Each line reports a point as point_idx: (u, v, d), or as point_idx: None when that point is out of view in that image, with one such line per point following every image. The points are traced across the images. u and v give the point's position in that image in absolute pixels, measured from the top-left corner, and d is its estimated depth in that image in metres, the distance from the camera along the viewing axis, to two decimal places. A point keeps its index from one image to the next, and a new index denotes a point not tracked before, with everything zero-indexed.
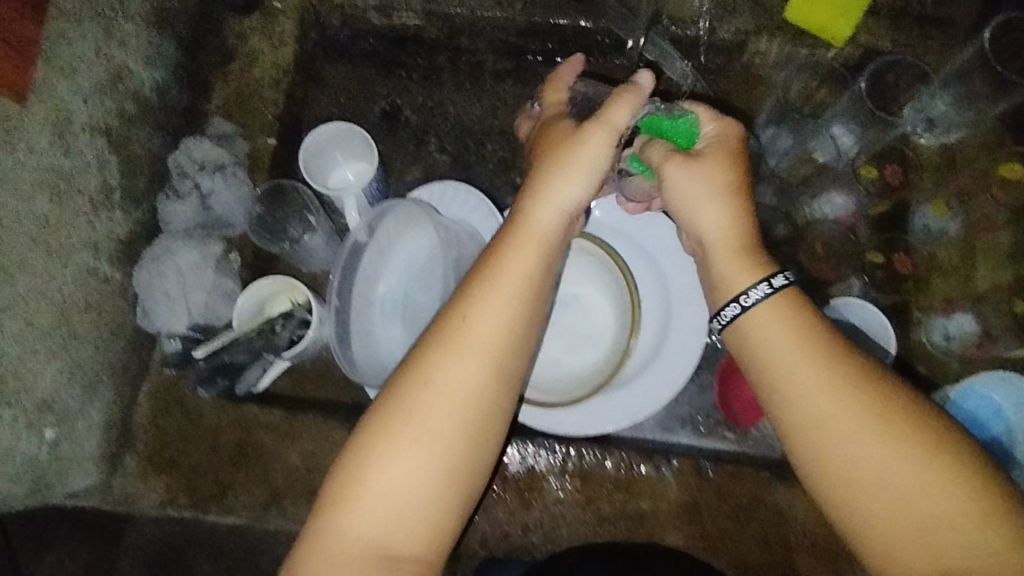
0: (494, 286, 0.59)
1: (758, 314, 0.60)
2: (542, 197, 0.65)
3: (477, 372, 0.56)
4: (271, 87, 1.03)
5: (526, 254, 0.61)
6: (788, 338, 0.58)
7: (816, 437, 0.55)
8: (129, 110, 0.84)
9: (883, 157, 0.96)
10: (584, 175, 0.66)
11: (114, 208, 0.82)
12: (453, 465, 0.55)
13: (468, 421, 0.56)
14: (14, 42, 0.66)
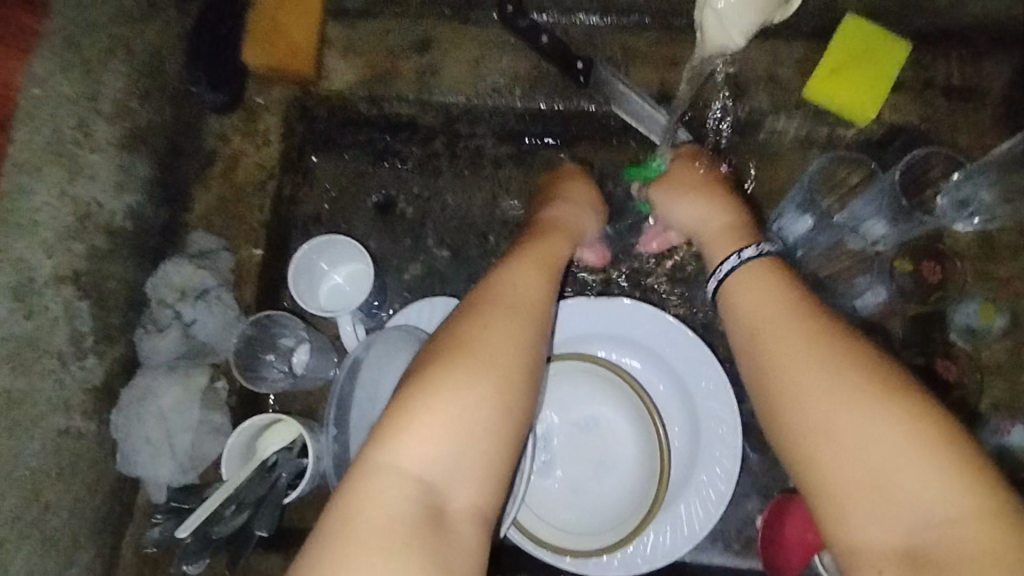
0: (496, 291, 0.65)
1: (740, 277, 0.67)
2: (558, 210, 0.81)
3: (501, 332, 0.61)
4: (256, 191, 0.96)
5: (538, 261, 0.70)
6: (771, 299, 0.63)
7: (806, 407, 0.57)
8: (100, 247, 0.77)
9: (919, 250, 0.90)
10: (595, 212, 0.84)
11: (87, 357, 0.75)
12: (485, 423, 0.57)
13: (501, 378, 0.58)
14: None
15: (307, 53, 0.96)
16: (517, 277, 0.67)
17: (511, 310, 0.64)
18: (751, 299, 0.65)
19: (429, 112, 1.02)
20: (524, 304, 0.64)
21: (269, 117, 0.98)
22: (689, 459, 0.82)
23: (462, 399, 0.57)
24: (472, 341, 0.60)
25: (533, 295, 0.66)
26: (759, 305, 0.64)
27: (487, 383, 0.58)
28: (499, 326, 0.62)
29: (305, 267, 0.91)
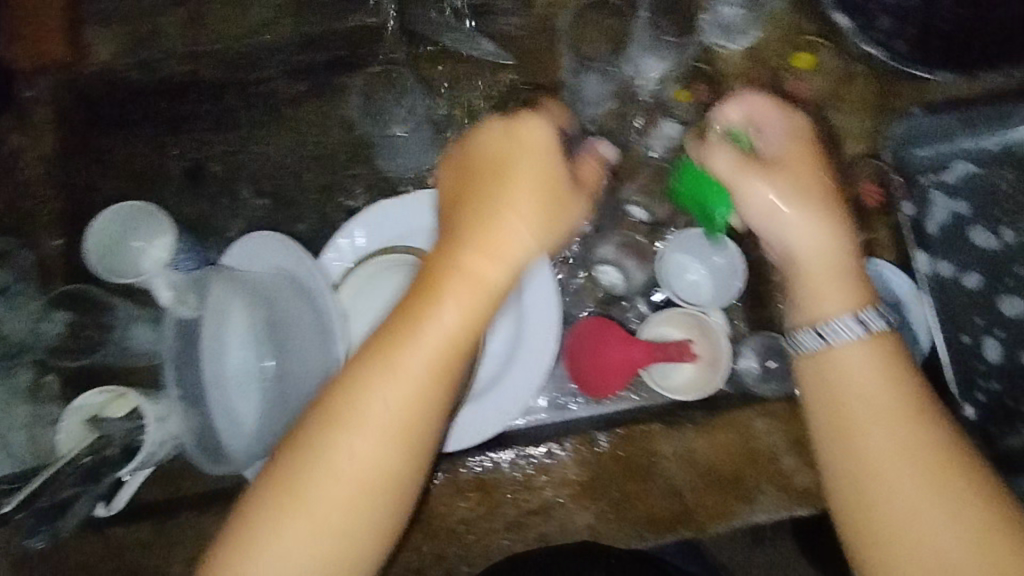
0: (374, 404, 0.57)
1: (844, 353, 0.63)
2: (486, 237, 0.59)
3: (379, 448, 0.57)
4: (41, 183, 0.95)
5: (445, 301, 0.58)
6: (878, 375, 0.62)
7: (891, 486, 0.59)
8: None
9: (689, 77, 0.96)
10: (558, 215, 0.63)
11: None
12: (371, 488, 0.57)
13: (356, 494, 0.57)
14: None
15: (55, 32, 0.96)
16: (389, 389, 0.57)
17: (388, 388, 0.57)
18: (861, 371, 0.62)
19: (205, 64, 1.01)
20: (406, 406, 0.57)
21: (41, 107, 0.96)
22: (514, 329, 0.87)
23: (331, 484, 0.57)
24: (366, 418, 0.57)
25: (533, 246, 0.60)
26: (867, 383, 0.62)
27: (390, 438, 0.57)
28: (377, 433, 0.57)
29: (116, 245, 0.91)
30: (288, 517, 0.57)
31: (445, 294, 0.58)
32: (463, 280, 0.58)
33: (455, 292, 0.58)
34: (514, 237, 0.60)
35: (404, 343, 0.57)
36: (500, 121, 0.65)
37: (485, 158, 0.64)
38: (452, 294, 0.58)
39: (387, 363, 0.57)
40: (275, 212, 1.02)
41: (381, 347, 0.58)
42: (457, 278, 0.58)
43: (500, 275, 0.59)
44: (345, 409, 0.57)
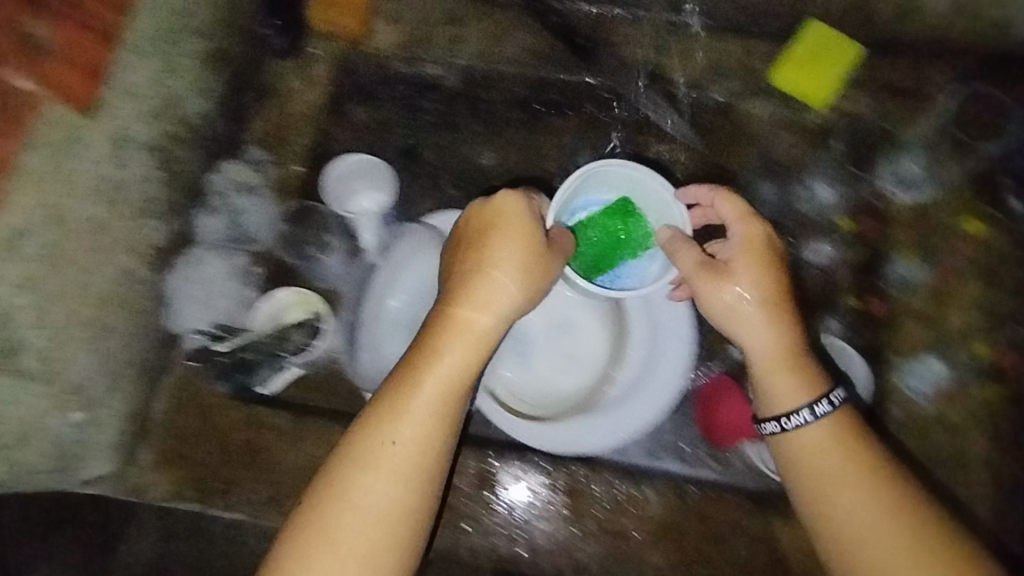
0: (382, 454, 0.68)
1: (813, 436, 0.72)
2: (460, 297, 0.74)
3: (388, 492, 0.67)
4: (304, 125, 1.14)
5: (424, 389, 0.70)
6: (843, 470, 0.70)
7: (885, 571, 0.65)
8: (180, 135, 0.95)
9: (859, 210, 1.07)
10: (505, 293, 0.74)
11: (160, 218, 0.92)
12: (394, 500, 0.67)
13: (393, 500, 0.67)
14: (79, 63, 0.75)
15: (352, 10, 1.15)
16: (420, 405, 0.70)
17: (382, 458, 0.68)
18: (813, 435, 0.72)
19: (453, 74, 1.19)
20: (422, 437, 0.69)
21: (320, 63, 1.17)
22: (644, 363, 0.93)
23: (350, 535, 0.65)
24: (351, 505, 0.66)
25: (883, 523, 0.67)
26: (829, 461, 0.71)
27: (384, 544, 0.66)
28: (396, 477, 0.68)
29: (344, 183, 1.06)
30: (322, 549, 0.65)
31: (445, 346, 0.72)
32: (450, 340, 0.72)
33: (425, 386, 0.70)
34: (837, 463, 0.70)
35: (366, 460, 0.67)
36: (481, 199, 0.79)
37: (822, 446, 0.72)
38: (427, 382, 0.71)
39: (421, 466, 0.69)
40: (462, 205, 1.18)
41: (411, 363, 0.72)
42: (460, 333, 0.73)
43: (482, 318, 0.73)
44: (352, 450, 0.68)
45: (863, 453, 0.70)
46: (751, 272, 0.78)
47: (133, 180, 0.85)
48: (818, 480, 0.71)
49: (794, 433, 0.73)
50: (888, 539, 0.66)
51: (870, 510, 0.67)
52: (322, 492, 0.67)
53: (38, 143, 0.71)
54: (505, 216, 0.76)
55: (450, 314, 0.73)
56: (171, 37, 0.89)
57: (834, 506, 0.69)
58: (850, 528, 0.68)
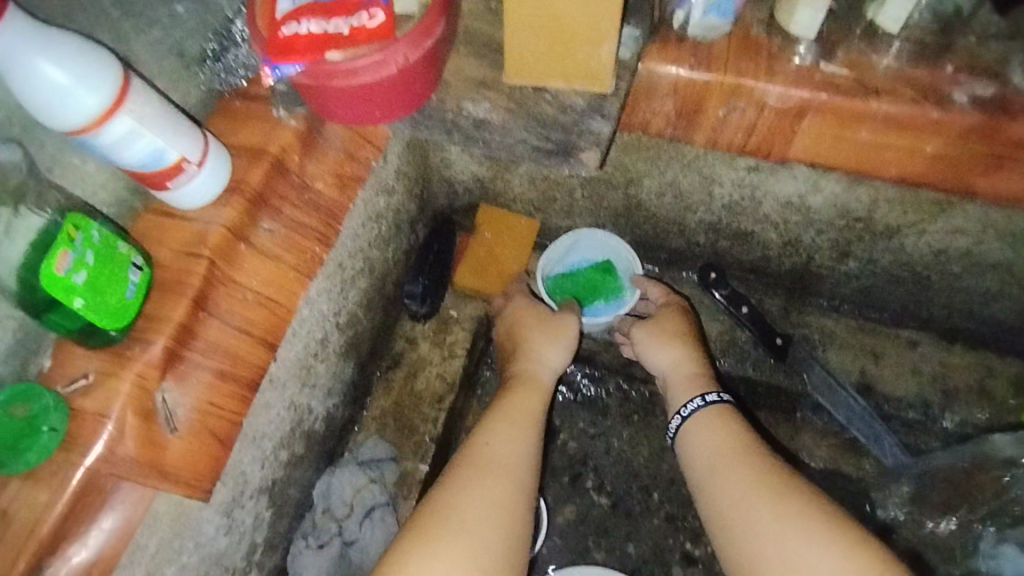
0: (486, 455, 0.72)
1: (698, 418, 0.78)
2: (524, 357, 0.88)
3: (498, 494, 0.69)
4: (432, 402, 0.95)
5: (502, 430, 0.76)
6: (725, 443, 0.73)
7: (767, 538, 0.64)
8: (298, 451, 0.76)
9: None
10: (562, 350, 0.90)
11: (252, 568, 0.71)
12: (501, 519, 0.67)
13: (505, 478, 0.71)
14: (220, 434, 0.59)
15: (511, 278, 1.01)
16: (506, 433, 0.75)
17: (494, 468, 0.71)
18: (703, 429, 0.77)
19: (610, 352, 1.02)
20: (515, 463, 0.73)
21: (458, 329, 1.00)
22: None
23: (474, 529, 0.65)
24: (461, 520, 0.66)
25: (764, 504, 0.66)
26: (707, 436, 0.76)
27: (495, 545, 0.65)
28: (498, 477, 0.70)
29: None
30: (444, 540, 0.64)
31: (497, 420, 0.77)
32: (528, 399, 0.81)
33: (504, 418, 0.77)
34: (722, 435, 0.75)
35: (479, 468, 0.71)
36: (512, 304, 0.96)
37: (705, 444, 0.75)
38: (507, 422, 0.77)
39: (516, 473, 0.72)
40: (610, 517, 0.95)
41: (502, 407, 0.79)
42: (528, 386, 0.84)
43: (546, 372, 0.87)
44: (456, 475, 0.70)
45: (756, 461, 0.70)
46: (678, 323, 0.90)
47: (237, 542, 0.66)
48: (713, 451, 0.74)
49: (690, 414, 0.80)
50: (797, 524, 0.63)
51: (764, 479, 0.68)
52: (436, 504, 0.67)
53: (134, 555, 0.53)
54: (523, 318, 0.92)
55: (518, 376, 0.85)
56: (317, 348, 0.73)
57: (722, 478, 0.70)
58: (749, 510, 0.66)
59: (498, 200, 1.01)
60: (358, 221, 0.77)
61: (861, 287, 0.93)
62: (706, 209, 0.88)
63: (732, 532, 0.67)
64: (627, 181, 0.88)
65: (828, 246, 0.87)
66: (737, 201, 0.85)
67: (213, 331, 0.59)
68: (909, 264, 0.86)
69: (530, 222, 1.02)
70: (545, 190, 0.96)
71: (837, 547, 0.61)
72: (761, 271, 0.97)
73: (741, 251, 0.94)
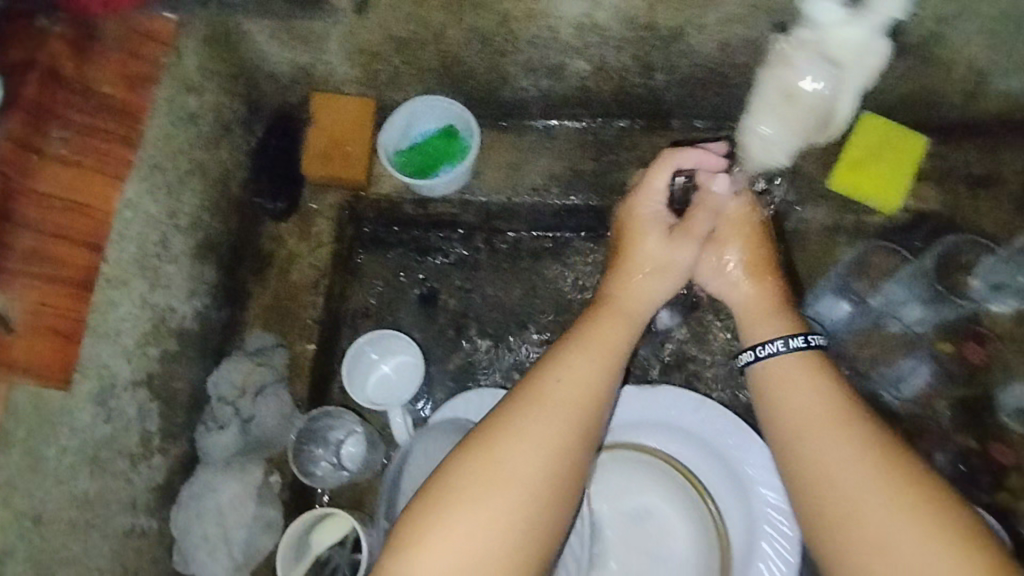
0: (551, 389, 0.65)
1: (779, 362, 0.71)
2: (624, 279, 0.77)
3: (533, 453, 0.62)
4: (309, 289, 1.01)
5: (587, 360, 0.68)
6: (816, 397, 0.67)
7: (862, 514, 0.60)
8: (172, 349, 0.82)
9: (958, 332, 0.90)
10: (672, 271, 0.78)
11: (153, 454, 0.79)
12: (547, 478, 0.62)
13: (563, 435, 0.64)
14: (63, 329, 0.64)
15: (360, 161, 1.03)
16: (586, 365, 0.67)
17: (556, 408, 0.65)
18: (803, 393, 0.68)
19: (471, 211, 1.07)
20: (572, 407, 0.65)
21: (321, 220, 1.04)
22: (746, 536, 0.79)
23: (512, 486, 0.60)
24: (506, 462, 0.61)
25: (876, 493, 0.61)
26: (800, 400, 0.68)
27: (528, 508, 0.60)
28: (561, 414, 0.64)
29: (361, 360, 0.94)
30: (492, 492, 0.60)
31: (584, 350, 0.69)
32: (608, 329, 0.71)
33: (588, 348, 0.69)
34: (810, 396, 0.68)
35: (545, 401, 0.65)
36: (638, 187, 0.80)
37: (788, 379, 0.70)
38: (588, 354, 0.68)
39: (580, 417, 0.65)
40: (495, 354, 1.06)
41: (585, 334, 0.70)
42: (614, 311, 0.74)
43: (637, 301, 0.75)
44: (512, 409, 0.64)
45: (863, 439, 0.64)
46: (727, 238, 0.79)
47: (123, 430, 0.73)
48: (806, 411, 0.67)
49: (768, 359, 0.72)
50: (886, 506, 0.60)
51: (870, 472, 0.62)
52: (484, 439, 0.63)
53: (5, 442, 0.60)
54: (636, 213, 0.80)
55: (616, 295, 0.75)
56: (156, 249, 0.77)
57: (810, 443, 0.65)
58: (835, 467, 0.63)
59: (329, 85, 1.02)
60: (167, 122, 0.79)
61: (678, 97, 0.99)
62: (516, 49, 0.92)
63: (819, 489, 0.63)
64: (433, 36, 0.90)
65: (631, 62, 0.93)
66: (538, 34, 0.88)
67: (27, 239, 0.62)
68: (707, 63, 0.92)
69: (365, 101, 1.03)
70: (366, 64, 0.97)
71: (963, 574, 0.56)
72: (588, 103, 1.02)
73: (563, 86, 0.99)
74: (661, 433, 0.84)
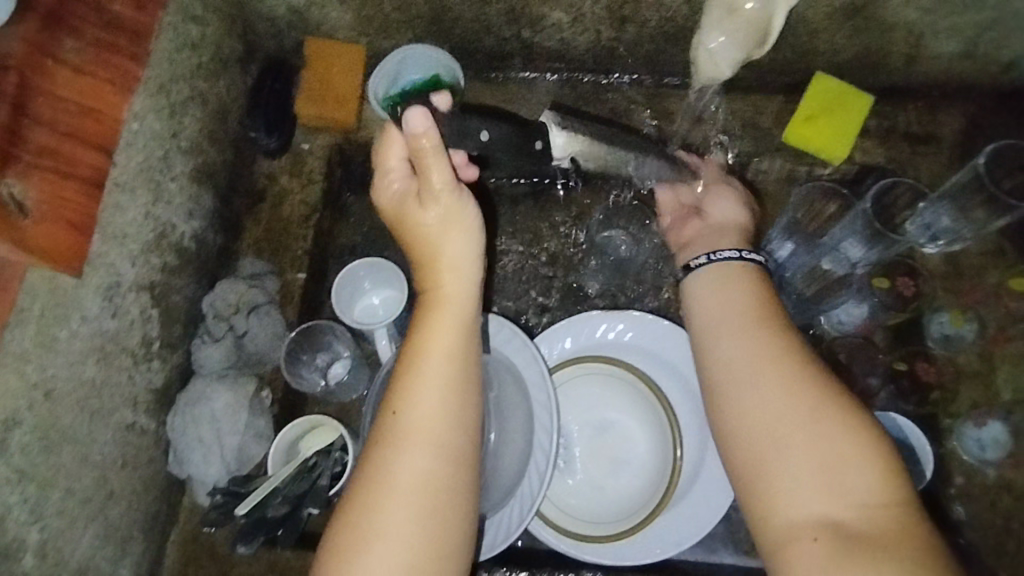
0: (415, 411, 0.61)
1: (713, 273, 0.76)
2: (438, 262, 0.66)
3: (422, 464, 0.59)
4: (300, 223, 1.06)
5: (426, 380, 0.62)
6: (737, 304, 0.72)
7: (774, 409, 0.62)
8: (171, 263, 0.87)
9: (893, 268, 1.00)
10: (467, 230, 0.66)
11: (153, 358, 0.84)
12: (433, 506, 0.59)
13: (445, 459, 0.60)
14: (77, 221, 0.69)
15: (349, 103, 1.07)
16: (449, 348, 0.63)
17: (418, 436, 0.60)
18: (724, 293, 0.73)
19: None
20: (450, 407, 0.61)
21: (313, 159, 1.09)
22: (696, 432, 0.87)
23: (395, 523, 0.58)
24: (391, 486, 0.59)
25: (791, 395, 0.62)
26: (726, 300, 0.73)
27: (424, 512, 0.58)
28: (421, 438, 0.60)
29: (349, 283, 0.98)
30: (375, 512, 0.58)
31: (422, 372, 0.62)
32: (436, 326, 0.64)
33: (422, 369, 0.62)
34: (734, 304, 0.72)
35: (401, 440, 0.60)
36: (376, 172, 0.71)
37: (716, 298, 0.73)
38: (435, 378, 0.62)
39: (460, 392, 0.62)
40: None
41: (413, 349, 0.63)
42: (441, 308, 0.65)
43: (455, 287, 0.66)
44: (385, 434, 0.61)
45: (785, 346, 0.66)
46: (716, 195, 0.92)
47: (128, 328, 0.78)
48: (722, 309, 0.72)
49: (704, 269, 0.77)
50: (802, 406, 0.62)
51: (789, 371, 0.64)
52: (366, 470, 0.60)
53: (25, 315, 0.64)
54: (389, 209, 0.70)
55: (431, 286, 0.66)
56: (159, 164, 0.83)
57: (720, 337, 0.70)
58: (740, 362, 0.67)
59: (322, 31, 1.07)
60: (169, 45, 0.84)
61: (649, 54, 1.07)
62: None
63: (717, 382, 0.68)
64: None
65: (606, 15, 1.00)
66: None
67: (44, 137, 0.67)
68: (676, 19, 0.99)
69: (351, 46, 1.08)
70: (358, 10, 1.03)
71: (871, 475, 0.58)
72: (565, 55, 1.09)
73: (543, 38, 1.06)
74: (623, 354, 0.91)
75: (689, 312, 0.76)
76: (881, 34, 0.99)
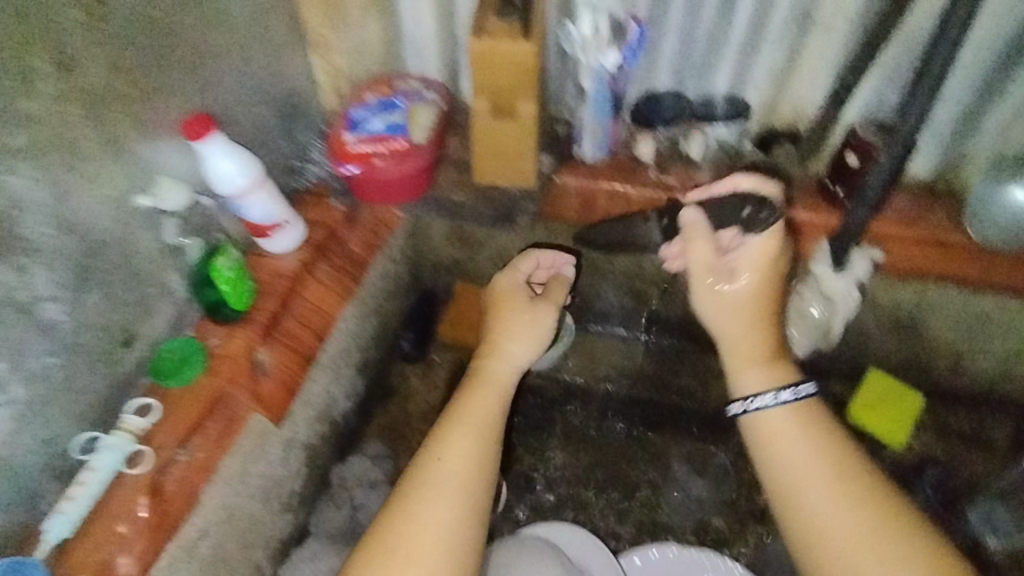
0: (447, 460, 0.82)
1: (776, 422, 0.86)
2: (495, 355, 0.93)
3: (443, 508, 0.78)
4: (420, 419, 1.26)
5: (472, 419, 0.86)
6: (808, 452, 0.83)
7: (874, 563, 0.76)
8: (325, 432, 1.07)
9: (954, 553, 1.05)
10: (526, 343, 0.93)
11: (289, 511, 0.98)
12: (448, 546, 0.76)
13: (458, 513, 0.78)
14: (291, 385, 0.92)
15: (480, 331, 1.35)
16: (477, 431, 0.85)
17: (439, 478, 0.80)
18: (796, 445, 0.83)
19: (555, 386, 1.34)
20: (462, 481, 0.81)
21: (440, 369, 1.34)
22: None
23: (410, 552, 0.75)
24: (414, 519, 0.77)
25: (889, 551, 0.76)
26: (793, 451, 0.83)
27: (440, 542, 0.76)
28: (449, 492, 0.79)
29: None
30: (403, 550, 0.75)
31: (455, 434, 0.84)
32: (479, 402, 0.88)
33: (465, 432, 0.84)
34: (804, 452, 0.83)
35: (431, 485, 0.80)
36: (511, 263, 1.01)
37: (781, 435, 0.85)
38: (465, 435, 0.84)
39: (479, 443, 0.84)
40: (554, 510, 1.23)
41: (456, 408, 0.87)
42: (488, 381, 0.90)
43: (507, 375, 0.92)
44: (423, 473, 0.81)
45: (863, 491, 0.80)
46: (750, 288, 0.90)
47: (286, 479, 0.95)
48: (796, 467, 0.83)
49: (757, 411, 0.87)
50: (900, 556, 0.76)
51: (879, 526, 0.78)
52: (403, 502, 0.79)
53: (238, 451, 0.84)
54: (496, 300, 0.97)
55: (488, 371, 0.92)
56: (343, 355, 1.09)
57: (805, 492, 0.81)
58: (828, 517, 0.79)
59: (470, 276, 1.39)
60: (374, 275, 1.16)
61: None
62: (613, 275, 1.29)
63: (809, 534, 0.80)
64: None
65: (694, 299, 1.27)
66: (630, 269, 1.26)
67: (289, 322, 0.94)
68: None
69: None
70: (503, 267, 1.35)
71: None
72: (658, 328, 1.35)
73: (642, 306, 1.33)
74: None
75: (756, 446, 0.87)
76: (930, 347, 1.18)
